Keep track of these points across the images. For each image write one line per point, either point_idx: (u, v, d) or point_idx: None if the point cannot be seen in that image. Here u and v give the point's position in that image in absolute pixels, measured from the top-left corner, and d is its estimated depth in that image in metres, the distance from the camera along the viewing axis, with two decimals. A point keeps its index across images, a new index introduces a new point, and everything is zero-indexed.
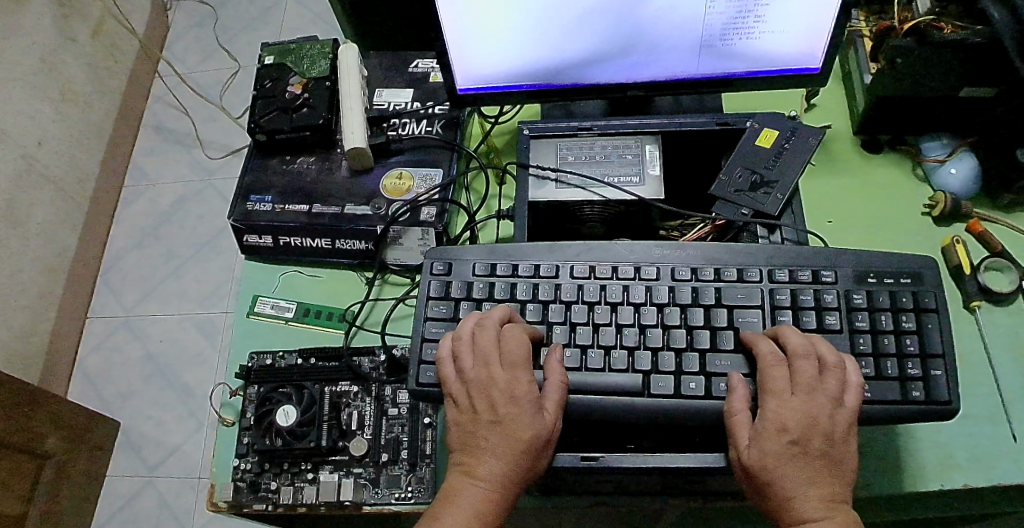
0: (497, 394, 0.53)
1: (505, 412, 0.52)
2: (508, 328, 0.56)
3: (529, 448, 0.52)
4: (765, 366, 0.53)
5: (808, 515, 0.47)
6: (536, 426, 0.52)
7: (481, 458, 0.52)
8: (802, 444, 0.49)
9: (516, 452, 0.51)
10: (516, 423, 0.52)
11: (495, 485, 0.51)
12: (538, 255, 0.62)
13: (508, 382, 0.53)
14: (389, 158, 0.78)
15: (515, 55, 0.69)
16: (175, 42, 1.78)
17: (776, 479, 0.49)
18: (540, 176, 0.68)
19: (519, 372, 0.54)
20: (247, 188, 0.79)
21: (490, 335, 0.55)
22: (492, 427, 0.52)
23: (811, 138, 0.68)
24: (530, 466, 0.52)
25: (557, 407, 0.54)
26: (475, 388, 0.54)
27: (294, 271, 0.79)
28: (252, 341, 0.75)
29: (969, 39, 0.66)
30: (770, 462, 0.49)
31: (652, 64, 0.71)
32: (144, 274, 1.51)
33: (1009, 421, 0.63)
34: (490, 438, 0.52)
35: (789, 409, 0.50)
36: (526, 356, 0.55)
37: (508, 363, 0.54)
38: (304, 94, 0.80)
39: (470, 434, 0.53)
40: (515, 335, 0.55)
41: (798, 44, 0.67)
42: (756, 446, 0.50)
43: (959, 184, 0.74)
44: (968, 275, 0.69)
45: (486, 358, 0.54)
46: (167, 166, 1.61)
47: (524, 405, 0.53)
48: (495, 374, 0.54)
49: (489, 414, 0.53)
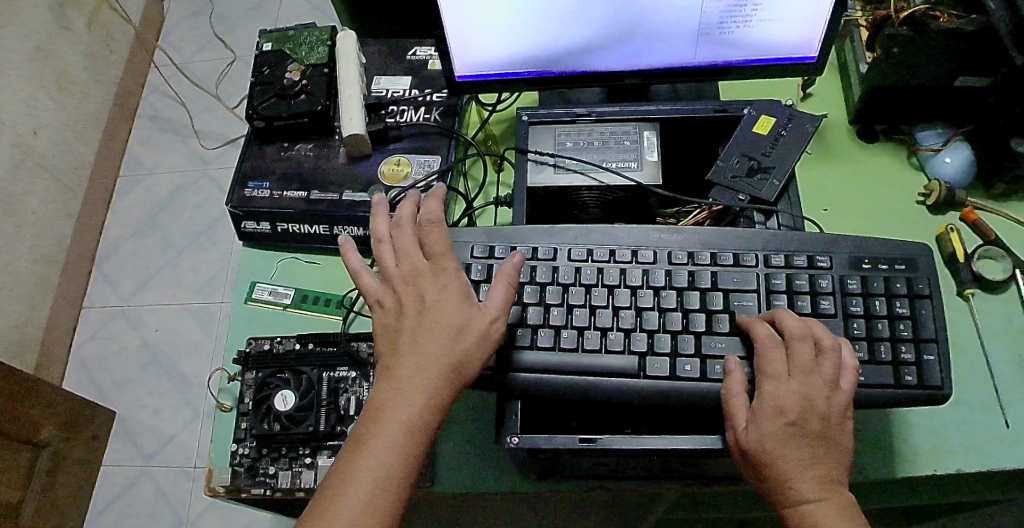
0: (424, 285, 0.53)
1: (432, 299, 0.52)
2: (421, 226, 0.56)
3: (462, 332, 0.51)
4: (763, 348, 0.53)
5: (803, 496, 0.48)
6: (468, 314, 0.52)
7: (412, 351, 0.50)
8: (799, 425, 0.49)
9: (450, 341, 0.50)
10: (445, 309, 0.52)
11: (431, 375, 0.49)
12: (536, 238, 0.63)
13: (435, 273, 0.53)
14: (388, 145, 0.78)
15: (513, 44, 0.69)
16: (171, 32, 1.76)
17: (772, 460, 0.49)
18: (539, 161, 0.67)
19: (444, 263, 0.54)
20: (244, 174, 0.79)
21: (408, 235, 0.55)
22: (419, 317, 0.52)
23: (807, 126, 0.68)
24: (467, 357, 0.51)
25: (498, 300, 0.53)
26: (402, 283, 0.54)
27: (292, 258, 0.79)
28: (251, 327, 0.75)
29: (964, 28, 0.67)
30: (768, 444, 0.49)
31: (650, 52, 0.71)
32: (141, 263, 1.50)
33: (1001, 408, 0.64)
34: (418, 330, 0.51)
35: (785, 390, 0.50)
36: (449, 250, 0.55)
37: (433, 260, 0.54)
38: (302, 81, 0.80)
39: (398, 330, 0.52)
40: (427, 232, 0.55)
41: (796, 33, 0.68)
42: (753, 427, 0.50)
43: (954, 173, 0.74)
44: (962, 263, 0.70)
45: (408, 257, 0.54)
46: (164, 156, 1.61)
47: (453, 294, 0.52)
48: (420, 268, 0.54)
49: (415, 305, 0.52)
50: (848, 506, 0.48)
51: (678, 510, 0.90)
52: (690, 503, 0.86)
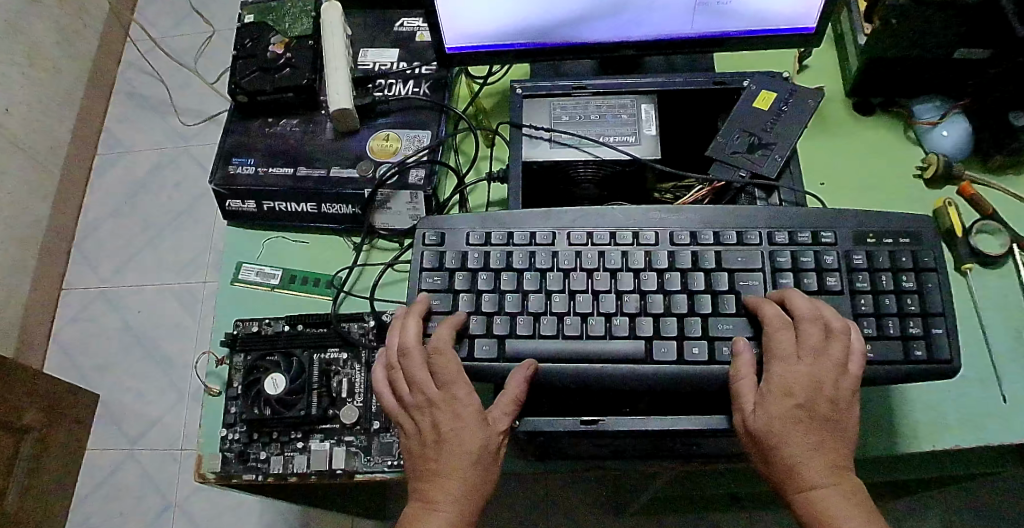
0: (438, 414, 0.52)
1: (447, 429, 0.52)
2: (432, 349, 0.54)
3: (478, 459, 0.51)
4: (772, 329, 0.52)
5: (809, 480, 0.48)
6: (482, 441, 0.51)
7: (435, 483, 0.51)
8: (808, 407, 0.49)
9: (465, 469, 0.51)
10: (460, 438, 0.51)
11: (454, 504, 0.50)
12: (532, 222, 0.60)
13: (447, 401, 0.53)
14: (376, 120, 0.76)
15: (506, 13, 0.67)
16: (146, 6, 1.70)
17: (780, 443, 0.48)
18: (534, 136, 0.65)
19: (456, 388, 0.53)
20: (228, 151, 0.76)
21: (418, 361, 0.54)
22: (437, 447, 0.52)
23: (810, 100, 0.66)
24: (484, 478, 0.51)
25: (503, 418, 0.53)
26: (417, 410, 0.54)
27: (279, 237, 0.77)
28: (238, 308, 0.73)
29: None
30: (776, 426, 0.49)
31: (645, 23, 0.69)
32: (121, 244, 1.47)
33: (999, 383, 0.65)
34: (437, 458, 0.52)
35: (795, 373, 0.50)
36: (461, 371, 0.53)
37: (443, 383, 0.53)
38: (286, 54, 0.77)
39: (420, 457, 0.53)
40: (441, 354, 0.54)
41: (796, 2, 0.67)
42: (761, 409, 0.49)
43: (952, 146, 0.74)
44: (961, 239, 0.70)
45: (419, 385, 0.53)
46: (143, 134, 1.57)
47: (466, 420, 0.52)
48: (433, 395, 0.53)
49: (433, 434, 0.52)
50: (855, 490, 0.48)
51: (670, 487, 0.90)
52: (685, 481, 0.86)
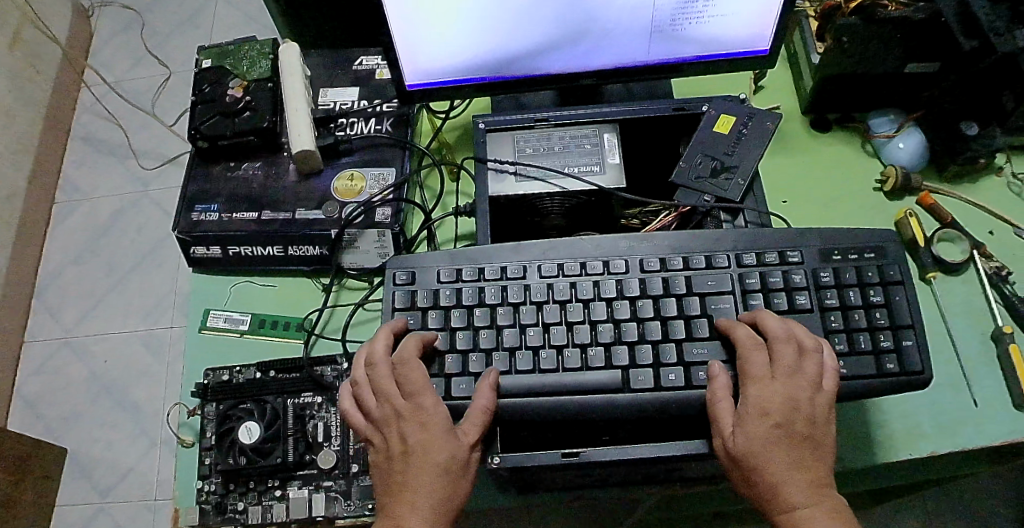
0: (404, 426, 0.51)
1: (412, 441, 0.51)
2: (401, 360, 0.54)
3: (446, 470, 0.49)
4: (745, 351, 0.52)
5: (790, 502, 0.47)
6: (448, 453, 0.50)
7: (401, 498, 0.49)
8: (786, 427, 0.49)
9: (431, 481, 0.49)
10: (426, 449, 0.50)
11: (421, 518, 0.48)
12: (502, 256, 0.60)
13: (414, 411, 0.52)
14: (339, 159, 0.75)
15: (465, 46, 0.68)
16: (99, 50, 1.69)
17: (759, 464, 0.48)
18: (499, 170, 0.64)
19: (421, 398, 0.52)
20: (191, 197, 0.75)
21: (383, 372, 0.53)
22: (403, 461, 0.51)
23: (769, 121, 0.66)
24: (452, 491, 0.50)
25: (474, 428, 0.51)
26: (385, 424, 0.53)
27: (247, 281, 0.76)
28: (206, 357, 0.72)
29: (913, 16, 0.68)
30: (755, 448, 0.48)
31: (603, 52, 0.71)
32: (84, 292, 1.43)
33: (969, 388, 0.67)
34: (404, 471, 0.50)
35: (771, 393, 0.50)
36: (426, 381, 0.53)
37: (407, 394, 0.52)
38: (246, 97, 0.76)
39: (388, 471, 0.51)
40: (409, 365, 0.53)
41: (749, 26, 0.69)
42: (740, 432, 0.49)
43: (907, 157, 0.75)
44: (923, 248, 0.72)
45: (386, 396, 0.53)
46: (102, 178, 1.54)
47: (431, 430, 0.51)
48: (399, 408, 0.52)
49: (399, 447, 0.51)
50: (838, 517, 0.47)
51: (655, 511, 0.89)
52: (669, 504, 0.86)
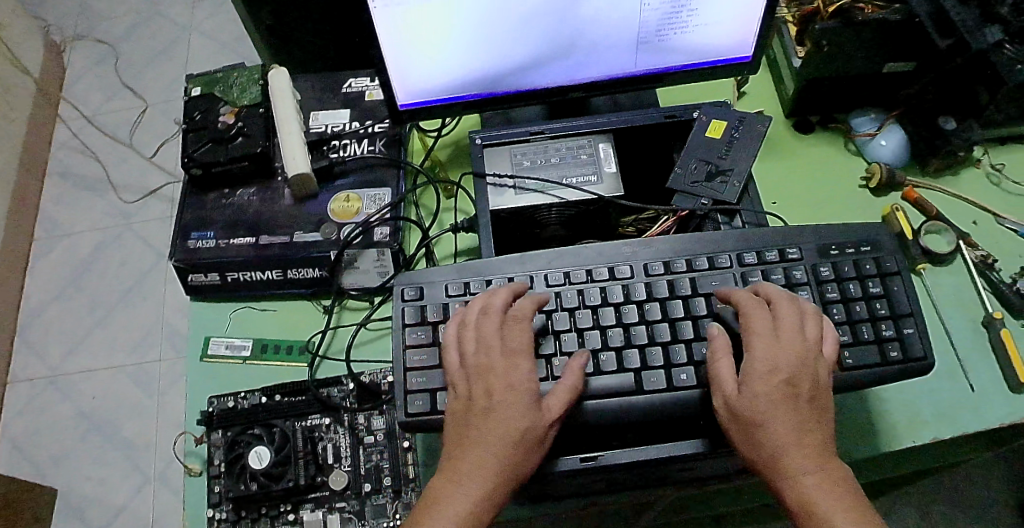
0: (494, 380, 0.50)
1: (498, 398, 0.49)
2: (512, 318, 0.53)
3: (523, 440, 0.48)
4: (746, 309, 0.53)
5: (795, 463, 0.47)
6: (529, 422, 0.48)
7: (470, 452, 0.48)
8: (793, 384, 0.48)
9: (505, 446, 0.47)
10: (508, 410, 0.49)
11: (484, 479, 0.46)
12: (509, 267, 0.61)
13: (510, 369, 0.50)
14: (334, 181, 0.76)
15: (456, 64, 0.70)
16: (73, 85, 1.68)
17: (767, 423, 0.48)
18: (498, 185, 0.65)
19: (521, 360, 0.51)
20: (186, 226, 0.75)
21: (493, 322, 0.52)
22: (482, 414, 0.49)
23: (759, 125, 0.68)
24: (519, 464, 0.48)
25: (558, 408, 0.51)
26: (474, 372, 0.51)
27: (246, 307, 0.76)
28: (209, 386, 0.71)
29: (890, 17, 0.71)
30: (760, 405, 0.48)
31: (592, 65, 0.73)
32: (69, 328, 1.40)
33: (965, 374, 0.69)
34: (481, 424, 0.48)
35: (774, 350, 0.50)
36: (529, 346, 0.52)
37: (508, 352, 0.51)
38: (238, 123, 0.76)
39: (462, 422, 0.50)
40: (519, 326, 0.53)
41: (732, 34, 0.71)
42: (747, 390, 0.49)
43: (890, 153, 0.78)
44: (912, 241, 0.74)
45: (486, 344, 0.51)
46: (82, 213, 1.52)
47: (522, 394, 0.49)
48: (495, 360, 0.51)
49: (482, 400, 0.50)
50: (841, 479, 0.46)
51: (662, 517, 0.90)
52: (676, 508, 0.86)
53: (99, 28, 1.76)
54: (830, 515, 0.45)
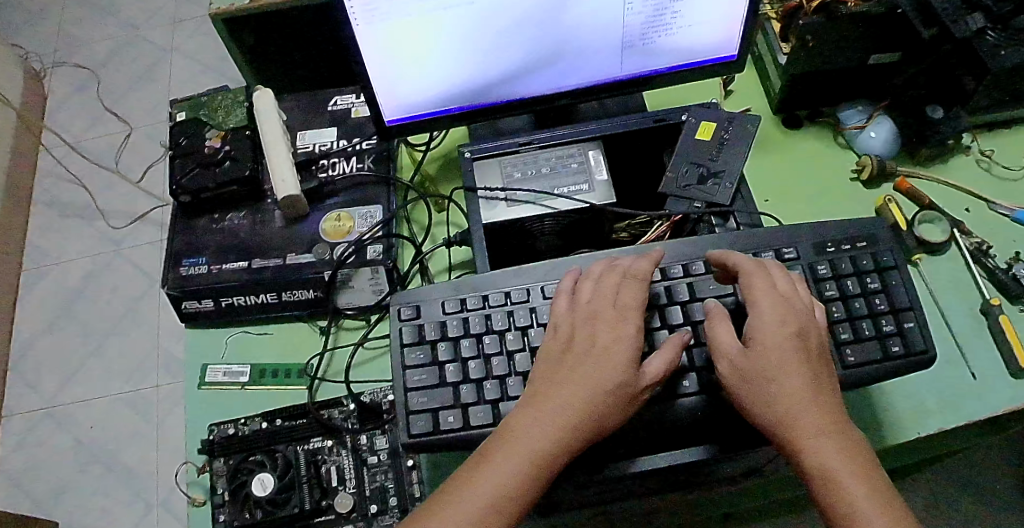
0: (602, 329, 0.52)
1: (602, 345, 0.51)
2: (630, 278, 0.55)
3: (616, 390, 0.49)
4: (747, 273, 0.54)
5: (801, 419, 0.47)
6: (627, 375, 0.50)
7: (560, 388, 0.49)
8: (801, 340, 0.50)
9: (597, 390, 0.49)
10: (612, 357, 0.50)
11: (567, 419, 0.48)
12: (504, 281, 0.60)
13: (620, 320, 0.52)
14: (324, 201, 0.75)
15: (443, 77, 0.69)
16: (55, 113, 1.67)
17: (773, 377, 0.48)
18: (490, 198, 0.64)
19: (631, 315, 0.53)
20: (177, 253, 0.74)
21: (614, 279, 0.55)
22: (581, 356, 0.51)
23: (747, 126, 0.68)
24: (608, 413, 0.49)
25: (659, 372, 0.51)
26: (582, 318, 0.53)
27: (242, 332, 0.75)
28: (208, 414, 0.70)
29: (873, 10, 0.71)
30: (763, 359, 0.49)
31: (578, 71, 0.73)
32: (63, 358, 1.39)
33: (966, 362, 0.69)
34: (579, 365, 0.50)
35: (767, 314, 0.51)
36: (643, 306, 0.54)
37: (622, 307, 0.53)
38: (224, 147, 0.76)
39: (558, 361, 0.52)
40: (638, 285, 0.54)
41: (717, 32, 0.71)
42: (755, 345, 0.50)
43: (880, 146, 0.78)
44: (906, 231, 0.74)
45: (602, 296, 0.54)
46: (71, 241, 1.51)
47: (627, 347, 0.51)
48: (606, 311, 0.53)
49: (583, 344, 0.52)
50: (851, 435, 0.46)
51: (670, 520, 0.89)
52: (683, 511, 0.86)
53: (79, 53, 1.76)
54: (835, 468, 0.45)
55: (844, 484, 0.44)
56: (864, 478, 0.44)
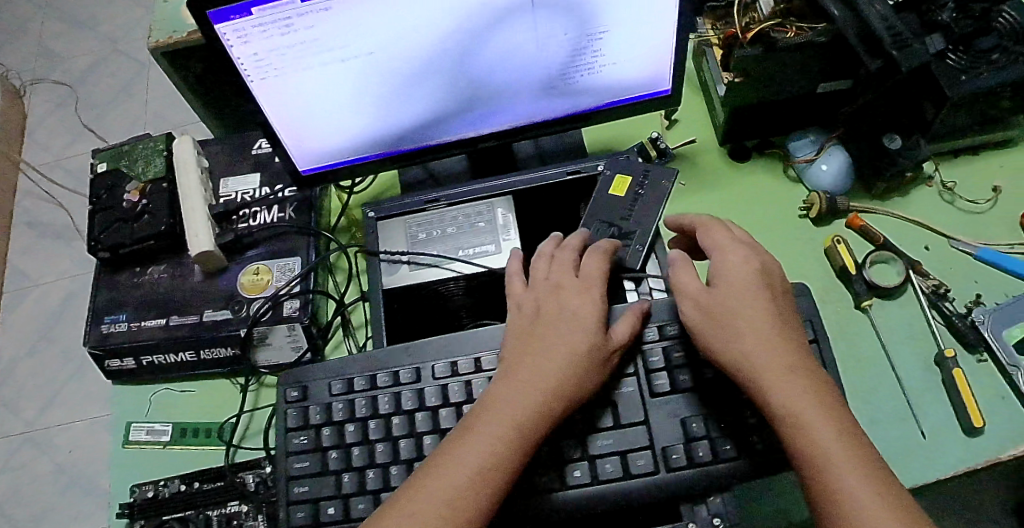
0: (567, 300, 0.55)
1: (568, 313, 0.54)
2: (586, 251, 0.59)
3: (589, 356, 0.52)
4: (703, 227, 0.59)
5: (773, 352, 0.51)
6: (594, 340, 0.53)
7: (535, 357, 0.52)
8: (761, 280, 0.54)
9: (570, 357, 0.52)
10: (580, 325, 0.53)
11: (543, 387, 0.50)
12: (396, 358, 0.57)
13: (583, 289, 0.55)
14: (243, 253, 0.73)
15: (352, 123, 0.66)
16: (35, 132, 1.67)
17: (739, 311, 0.52)
18: (392, 261, 0.62)
19: (592, 286, 0.56)
20: (98, 309, 0.73)
21: (570, 255, 0.58)
22: (548, 325, 0.54)
23: (667, 178, 0.64)
24: (582, 378, 0.52)
25: (625, 337, 0.56)
26: (545, 291, 0.56)
27: (165, 389, 0.74)
28: (130, 475, 0.69)
29: (817, 39, 0.65)
30: (731, 296, 0.53)
31: (500, 114, 0.70)
32: (44, 382, 1.40)
33: (915, 418, 0.64)
34: (547, 334, 0.53)
35: (733, 257, 0.55)
36: (602, 275, 0.57)
37: (583, 279, 0.56)
38: (143, 200, 0.73)
39: (526, 332, 0.54)
40: (594, 256, 0.58)
41: (645, 67, 0.67)
42: (718, 287, 0.54)
43: (831, 180, 0.73)
44: (855, 275, 0.69)
45: (562, 270, 0.57)
46: (51, 263, 1.52)
47: (591, 317, 0.54)
48: (568, 282, 0.56)
49: (548, 314, 0.55)
50: (817, 373, 0.50)
51: None
52: None
53: (57, 70, 1.75)
54: (797, 398, 0.48)
55: (807, 413, 0.47)
56: (826, 410, 0.48)
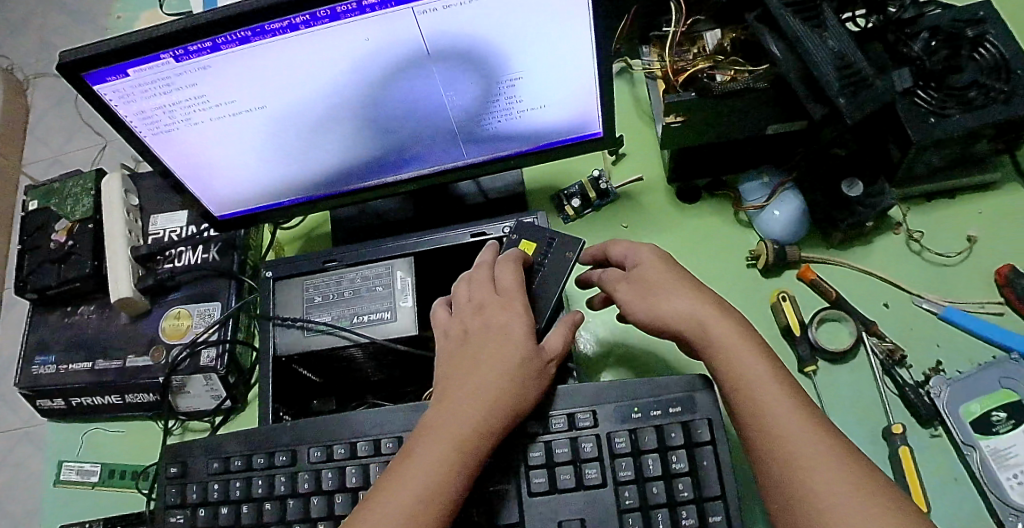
0: (489, 315, 0.54)
1: (491, 327, 0.53)
2: (501, 263, 0.57)
3: (522, 367, 0.51)
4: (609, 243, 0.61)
5: (706, 320, 0.52)
6: (524, 351, 0.52)
7: (469, 375, 0.51)
8: (671, 264, 0.56)
9: (501, 371, 0.51)
10: (505, 339, 0.52)
11: (478, 406, 0.49)
12: (276, 438, 0.57)
13: (505, 303, 0.54)
14: (168, 295, 0.72)
15: (260, 169, 0.64)
16: None
17: (664, 288, 0.54)
18: (287, 326, 0.61)
19: (513, 300, 0.54)
20: (30, 349, 0.73)
21: (485, 273, 0.57)
22: (475, 343, 0.53)
23: (571, 251, 0.58)
24: (520, 392, 0.51)
25: (559, 346, 0.54)
26: (467, 312, 0.55)
27: (98, 428, 0.74)
28: (60, 515, 0.70)
29: (754, 84, 0.59)
30: (654, 274, 0.55)
31: (418, 158, 0.66)
32: None
33: None
34: (475, 352, 0.52)
35: (645, 249, 0.58)
36: (521, 286, 0.55)
37: (503, 294, 0.55)
38: (70, 242, 0.73)
39: (455, 355, 0.53)
40: (509, 267, 0.56)
41: (567, 111, 0.61)
42: (641, 270, 0.56)
43: (782, 228, 0.66)
44: (800, 336, 0.63)
45: (480, 287, 0.56)
46: None
47: (512, 331, 0.52)
48: (488, 299, 0.55)
49: (475, 332, 0.54)
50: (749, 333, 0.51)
51: None
52: None
53: None
54: (746, 368, 0.49)
55: (757, 380, 0.48)
56: (766, 368, 0.49)
